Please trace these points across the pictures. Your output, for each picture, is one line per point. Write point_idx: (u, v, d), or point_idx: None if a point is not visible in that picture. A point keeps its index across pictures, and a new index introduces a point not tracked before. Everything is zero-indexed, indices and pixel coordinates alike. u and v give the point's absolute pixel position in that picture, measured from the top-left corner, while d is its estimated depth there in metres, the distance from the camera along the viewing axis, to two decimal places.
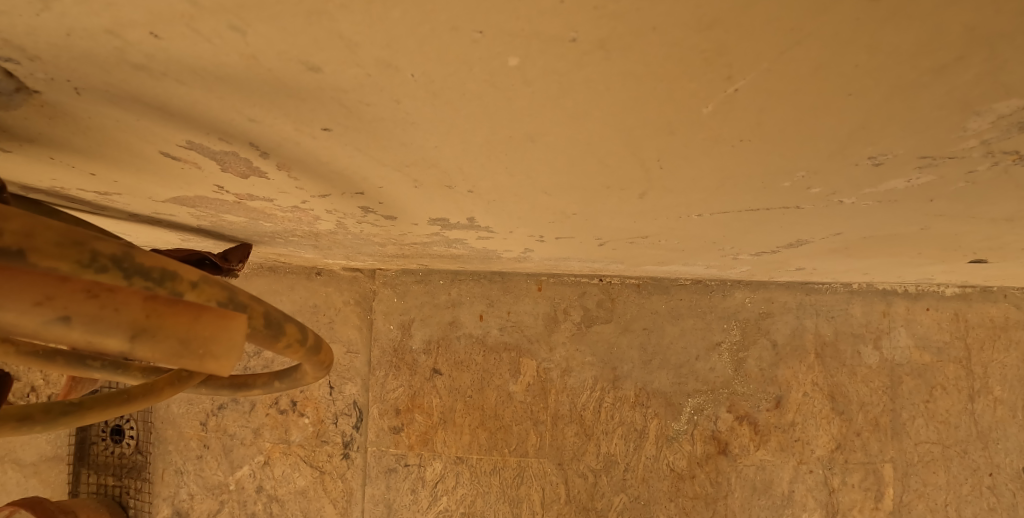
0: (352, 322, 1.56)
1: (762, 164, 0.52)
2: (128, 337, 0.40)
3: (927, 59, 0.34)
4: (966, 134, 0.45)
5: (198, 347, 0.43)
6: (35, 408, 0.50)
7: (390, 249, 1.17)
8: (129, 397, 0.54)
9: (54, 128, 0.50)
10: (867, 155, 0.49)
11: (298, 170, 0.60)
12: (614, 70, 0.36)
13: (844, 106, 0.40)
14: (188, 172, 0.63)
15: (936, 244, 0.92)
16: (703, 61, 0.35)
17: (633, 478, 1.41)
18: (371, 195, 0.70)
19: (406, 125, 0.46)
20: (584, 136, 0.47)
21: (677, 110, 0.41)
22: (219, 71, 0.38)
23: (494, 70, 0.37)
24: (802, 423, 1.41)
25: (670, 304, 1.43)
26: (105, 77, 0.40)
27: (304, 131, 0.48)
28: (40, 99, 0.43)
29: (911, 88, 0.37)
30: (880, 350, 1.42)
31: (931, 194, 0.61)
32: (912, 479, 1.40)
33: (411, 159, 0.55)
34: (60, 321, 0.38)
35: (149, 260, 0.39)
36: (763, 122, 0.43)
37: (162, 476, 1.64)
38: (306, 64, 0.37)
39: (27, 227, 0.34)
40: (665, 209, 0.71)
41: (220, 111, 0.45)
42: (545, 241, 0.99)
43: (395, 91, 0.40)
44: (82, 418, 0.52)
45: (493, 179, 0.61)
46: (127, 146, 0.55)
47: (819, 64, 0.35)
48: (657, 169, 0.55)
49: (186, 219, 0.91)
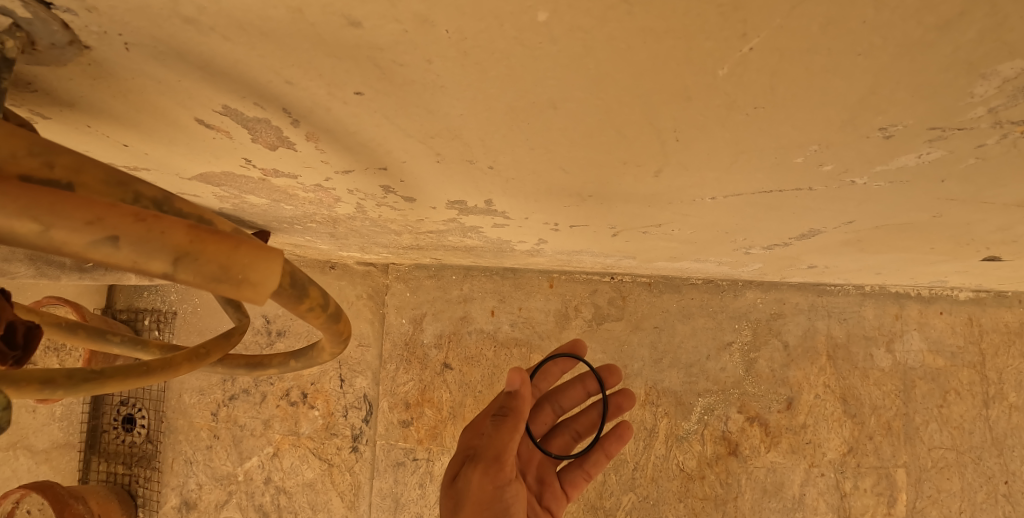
0: (364, 316, 1.57)
1: (776, 136, 0.53)
2: (169, 261, 0.35)
3: (934, 13, 0.35)
4: (973, 101, 0.46)
5: (237, 273, 0.37)
6: (58, 372, 0.50)
7: (405, 238, 1.18)
8: (148, 369, 0.54)
9: (97, 90, 0.53)
10: (877, 126, 0.50)
11: (325, 140, 0.62)
12: (636, 27, 0.38)
13: (855, 69, 0.41)
14: (219, 142, 0.65)
15: (949, 236, 0.92)
16: (719, 15, 0.36)
17: (642, 478, 1.42)
18: (392, 171, 0.72)
19: (435, 90, 0.48)
20: (603, 104, 0.49)
21: (693, 73, 0.43)
22: (264, 26, 0.41)
23: (522, 26, 0.39)
24: (813, 426, 1.39)
25: (681, 304, 1.43)
26: (155, 31, 0.43)
27: (336, 96, 0.51)
28: (90, 54, 0.46)
29: (923, 47, 0.39)
30: (893, 353, 1.40)
31: (942, 172, 0.62)
32: (926, 485, 1.38)
33: (435, 129, 0.57)
34: (107, 243, 0.33)
35: (187, 207, 0.42)
36: (776, 87, 0.44)
37: (172, 465, 1.67)
38: (348, 18, 0.39)
39: (76, 163, 0.37)
40: (678, 190, 0.72)
41: (259, 71, 0.47)
42: (559, 231, 1.00)
43: (427, 50, 0.42)
44: (101, 386, 0.52)
45: (511, 153, 0.62)
46: (164, 113, 0.57)
47: (830, 19, 0.36)
48: (671, 143, 0.56)
49: (209, 199, 0.94)
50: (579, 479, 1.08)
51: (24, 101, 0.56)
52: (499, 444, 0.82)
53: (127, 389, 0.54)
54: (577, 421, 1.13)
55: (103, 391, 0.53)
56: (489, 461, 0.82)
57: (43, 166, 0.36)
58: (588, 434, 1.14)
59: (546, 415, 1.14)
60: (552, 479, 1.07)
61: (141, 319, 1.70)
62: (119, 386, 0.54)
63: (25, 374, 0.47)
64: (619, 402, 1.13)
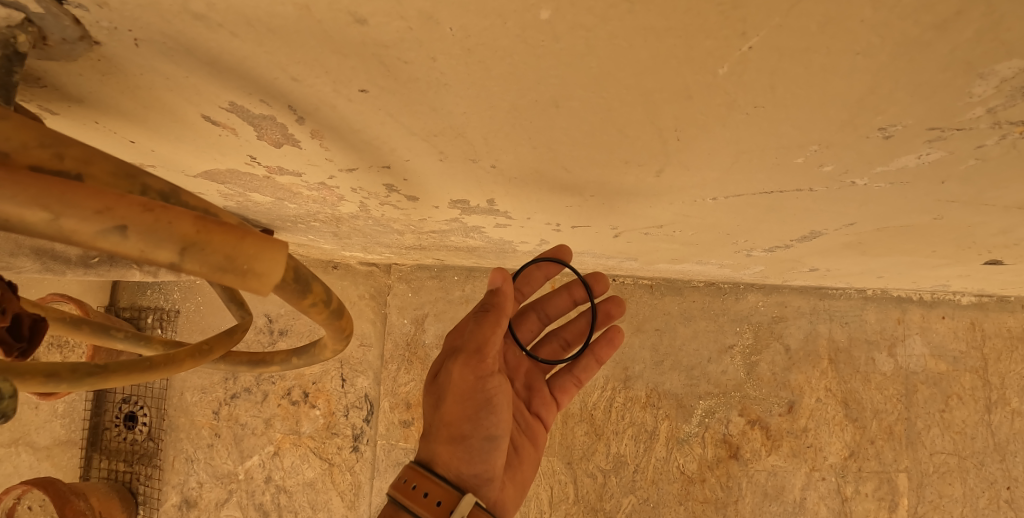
0: (366, 316, 1.58)
1: (777, 135, 0.54)
2: (176, 250, 0.35)
3: (931, 13, 0.36)
4: (972, 101, 0.46)
5: (242, 263, 0.37)
6: (63, 366, 0.50)
7: (408, 238, 1.19)
8: (151, 365, 0.55)
9: (106, 86, 0.54)
10: (876, 126, 0.51)
11: (330, 138, 0.62)
12: (637, 26, 0.39)
13: (853, 69, 0.42)
14: (225, 140, 0.66)
15: (951, 239, 0.92)
16: (718, 15, 0.37)
17: (642, 480, 1.42)
18: (396, 170, 0.72)
19: (439, 87, 0.49)
20: (604, 103, 0.49)
21: (694, 72, 0.43)
22: (271, 23, 0.42)
23: (525, 24, 0.39)
24: (814, 429, 1.39)
25: (682, 306, 1.43)
26: (164, 27, 0.44)
27: (341, 94, 0.51)
28: (100, 50, 0.47)
29: (921, 46, 0.39)
30: (895, 357, 1.40)
31: (942, 173, 0.62)
32: (927, 490, 1.37)
33: (438, 128, 0.58)
34: (115, 232, 0.34)
35: (194, 201, 0.43)
36: (776, 86, 0.45)
37: (173, 463, 1.68)
38: (354, 15, 0.40)
39: (86, 155, 0.38)
40: (680, 190, 0.72)
41: (265, 68, 0.48)
42: (561, 231, 1.01)
43: (432, 47, 0.43)
44: (104, 381, 0.52)
45: (514, 152, 0.62)
46: (172, 109, 0.58)
47: (828, 18, 0.37)
48: (672, 142, 0.57)
49: (214, 197, 0.95)
50: (569, 385, 1.02)
51: (33, 96, 0.57)
52: (476, 338, 0.79)
53: (128, 384, 0.54)
54: (566, 328, 1.06)
55: (105, 386, 0.53)
56: (469, 354, 0.80)
57: (53, 157, 0.37)
58: (578, 343, 1.07)
59: (530, 323, 1.05)
60: (542, 384, 1.02)
61: (144, 317, 1.71)
62: (121, 381, 0.54)
63: (33, 367, 0.47)
64: (607, 308, 1.03)
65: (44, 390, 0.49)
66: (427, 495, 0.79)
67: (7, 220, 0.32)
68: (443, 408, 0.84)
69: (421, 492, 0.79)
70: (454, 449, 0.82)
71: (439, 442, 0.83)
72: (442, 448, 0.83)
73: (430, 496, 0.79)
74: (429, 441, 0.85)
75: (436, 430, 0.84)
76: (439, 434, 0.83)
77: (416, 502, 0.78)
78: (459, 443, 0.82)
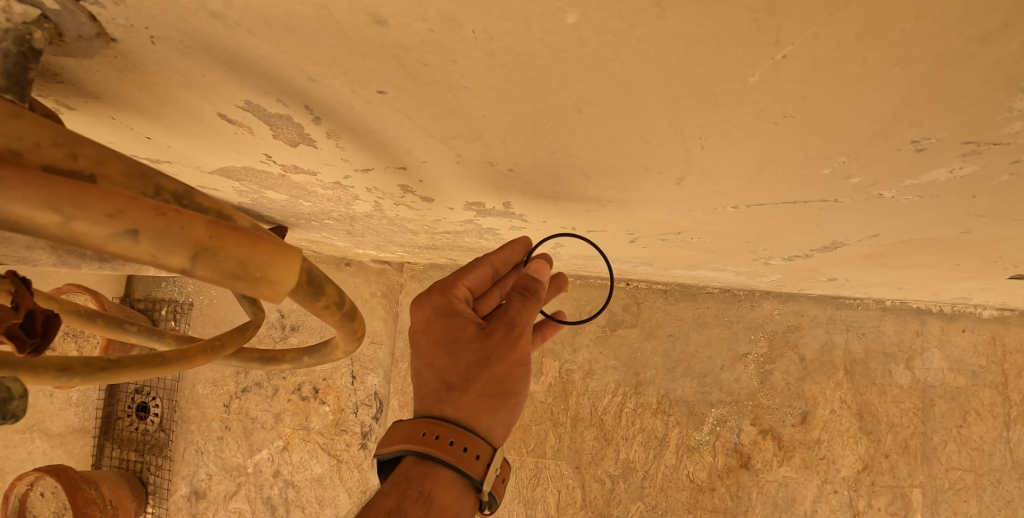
0: (377, 314, 1.57)
1: (805, 145, 0.52)
2: (188, 256, 0.35)
3: (976, 24, 0.34)
4: (1011, 116, 0.44)
5: (255, 271, 0.37)
6: (77, 360, 0.52)
7: (421, 238, 1.18)
8: (162, 360, 0.54)
9: (123, 83, 0.54)
10: (909, 138, 0.49)
11: (346, 138, 0.62)
12: (665, 32, 0.37)
13: (890, 80, 0.40)
14: (241, 137, 0.66)
15: (976, 253, 0.89)
16: (752, 21, 0.36)
17: (651, 487, 1.40)
18: (412, 171, 0.72)
19: (459, 90, 0.48)
20: (627, 110, 0.48)
21: (722, 80, 0.42)
22: (290, 23, 0.41)
23: (550, 28, 0.38)
24: (827, 441, 1.37)
25: (696, 312, 1.41)
26: (181, 25, 0.43)
27: (359, 95, 0.51)
28: (116, 47, 0.47)
29: (961, 58, 0.37)
30: (913, 370, 1.36)
31: (974, 187, 0.61)
32: (941, 506, 1.34)
33: (457, 131, 0.57)
34: (127, 236, 0.33)
35: (208, 202, 0.43)
36: (806, 96, 0.43)
37: (183, 454, 1.69)
38: (374, 16, 0.39)
39: (99, 154, 0.38)
40: (701, 198, 0.71)
41: (283, 67, 0.47)
42: (575, 235, 0.99)
43: (453, 50, 0.42)
44: (117, 375, 0.53)
45: (533, 156, 0.61)
46: (188, 107, 0.58)
47: (867, 28, 0.35)
48: (695, 149, 0.55)
49: (229, 194, 0.95)
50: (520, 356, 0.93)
51: (51, 91, 0.57)
52: (528, 317, 0.70)
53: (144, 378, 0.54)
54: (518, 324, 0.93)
55: (121, 380, 0.54)
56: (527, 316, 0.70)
57: (66, 157, 0.37)
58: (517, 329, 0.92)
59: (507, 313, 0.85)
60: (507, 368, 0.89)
61: (158, 309, 1.73)
62: (138, 375, 0.54)
63: (45, 360, 0.50)
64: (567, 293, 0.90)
65: (58, 383, 0.51)
66: (426, 434, 0.67)
67: (17, 222, 0.32)
68: (486, 371, 0.69)
69: (419, 433, 0.67)
70: (500, 409, 0.70)
71: (476, 398, 0.68)
72: (485, 410, 0.68)
73: (430, 433, 0.67)
74: (458, 397, 0.69)
75: (473, 390, 0.69)
76: (472, 389, 0.69)
77: (414, 443, 0.67)
78: (501, 403, 0.70)
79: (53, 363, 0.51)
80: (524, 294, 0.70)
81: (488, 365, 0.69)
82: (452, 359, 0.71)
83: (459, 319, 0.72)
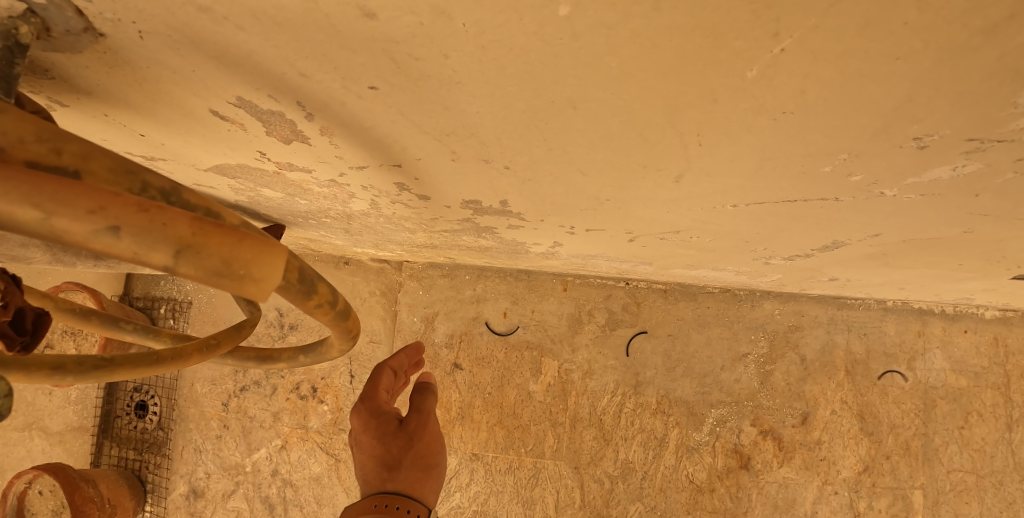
0: (376, 313, 1.57)
1: (805, 142, 0.51)
2: (170, 253, 0.34)
3: (980, 16, 0.34)
4: (1014, 112, 0.44)
5: (239, 268, 0.36)
6: (71, 358, 0.51)
7: (419, 237, 1.17)
8: (158, 359, 0.52)
9: (113, 79, 0.53)
10: (910, 136, 0.48)
11: (340, 135, 0.61)
12: (661, 24, 0.37)
13: (891, 75, 0.39)
14: (234, 134, 0.65)
15: (978, 252, 0.88)
16: (750, 13, 0.35)
17: (650, 488, 1.39)
18: (408, 168, 0.71)
19: (453, 85, 0.47)
20: (624, 105, 0.47)
21: (720, 75, 0.41)
22: (279, 16, 0.41)
23: (544, 21, 0.38)
24: (828, 442, 1.36)
25: (696, 312, 1.40)
26: (169, 19, 0.43)
27: (351, 90, 0.50)
28: (105, 42, 0.47)
29: (964, 51, 0.37)
30: (914, 371, 1.35)
31: (977, 185, 0.60)
32: (942, 508, 1.33)
33: (451, 128, 0.56)
34: (109, 233, 0.33)
35: (195, 199, 0.42)
36: (806, 91, 0.42)
37: (181, 453, 1.69)
38: (364, 9, 0.39)
39: (84, 150, 0.38)
40: (700, 196, 0.70)
41: (273, 62, 0.46)
42: (574, 234, 0.98)
43: (445, 43, 0.41)
44: (111, 374, 0.52)
45: (529, 153, 0.60)
46: (180, 104, 0.58)
47: (869, 19, 0.34)
48: (693, 146, 0.54)
49: (225, 192, 0.94)
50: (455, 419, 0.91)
51: (41, 87, 0.56)
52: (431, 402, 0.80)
53: (139, 377, 0.53)
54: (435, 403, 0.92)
55: (115, 380, 0.52)
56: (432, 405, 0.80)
57: (50, 152, 0.36)
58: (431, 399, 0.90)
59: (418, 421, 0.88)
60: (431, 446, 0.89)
61: (156, 308, 1.72)
62: (131, 374, 0.53)
63: (38, 358, 0.49)
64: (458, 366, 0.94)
65: (52, 381, 0.51)
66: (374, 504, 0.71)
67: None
68: (411, 448, 0.75)
69: (371, 505, 0.71)
70: (431, 478, 0.75)
71: (411, 472, 0.73)
72: (419, 479, 0.73)
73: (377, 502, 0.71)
74: (394, 474, 0.73)
75: (407, 464, 0.74)
76: (405, 463, 0.74)
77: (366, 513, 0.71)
78: (433, 473, 0.75)
79: (46, 361, 0.50)
80: (423, 387, 0.81)
81: (412, 444, 0.75)
82: (383, 444, 0.75)
83: (384, 415, 0.77)
